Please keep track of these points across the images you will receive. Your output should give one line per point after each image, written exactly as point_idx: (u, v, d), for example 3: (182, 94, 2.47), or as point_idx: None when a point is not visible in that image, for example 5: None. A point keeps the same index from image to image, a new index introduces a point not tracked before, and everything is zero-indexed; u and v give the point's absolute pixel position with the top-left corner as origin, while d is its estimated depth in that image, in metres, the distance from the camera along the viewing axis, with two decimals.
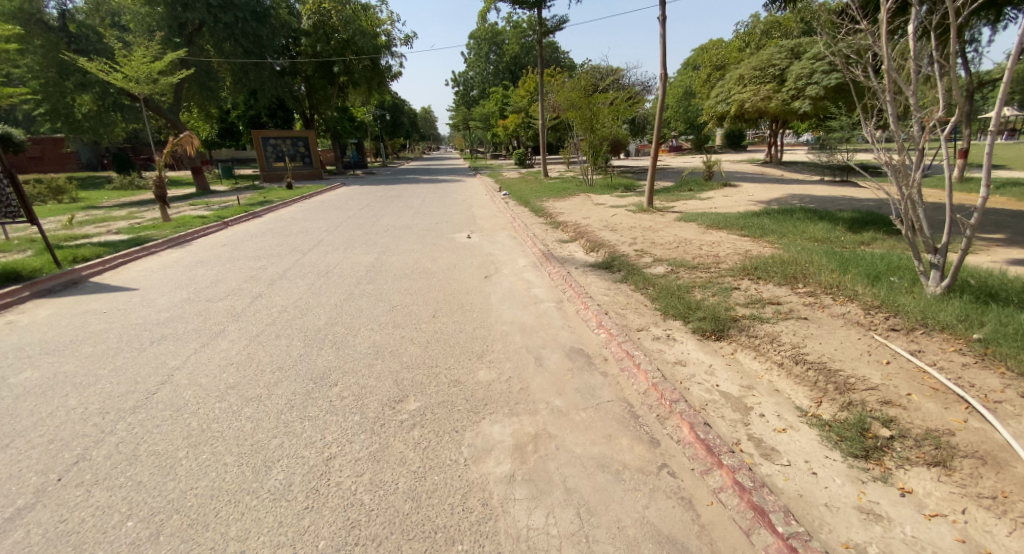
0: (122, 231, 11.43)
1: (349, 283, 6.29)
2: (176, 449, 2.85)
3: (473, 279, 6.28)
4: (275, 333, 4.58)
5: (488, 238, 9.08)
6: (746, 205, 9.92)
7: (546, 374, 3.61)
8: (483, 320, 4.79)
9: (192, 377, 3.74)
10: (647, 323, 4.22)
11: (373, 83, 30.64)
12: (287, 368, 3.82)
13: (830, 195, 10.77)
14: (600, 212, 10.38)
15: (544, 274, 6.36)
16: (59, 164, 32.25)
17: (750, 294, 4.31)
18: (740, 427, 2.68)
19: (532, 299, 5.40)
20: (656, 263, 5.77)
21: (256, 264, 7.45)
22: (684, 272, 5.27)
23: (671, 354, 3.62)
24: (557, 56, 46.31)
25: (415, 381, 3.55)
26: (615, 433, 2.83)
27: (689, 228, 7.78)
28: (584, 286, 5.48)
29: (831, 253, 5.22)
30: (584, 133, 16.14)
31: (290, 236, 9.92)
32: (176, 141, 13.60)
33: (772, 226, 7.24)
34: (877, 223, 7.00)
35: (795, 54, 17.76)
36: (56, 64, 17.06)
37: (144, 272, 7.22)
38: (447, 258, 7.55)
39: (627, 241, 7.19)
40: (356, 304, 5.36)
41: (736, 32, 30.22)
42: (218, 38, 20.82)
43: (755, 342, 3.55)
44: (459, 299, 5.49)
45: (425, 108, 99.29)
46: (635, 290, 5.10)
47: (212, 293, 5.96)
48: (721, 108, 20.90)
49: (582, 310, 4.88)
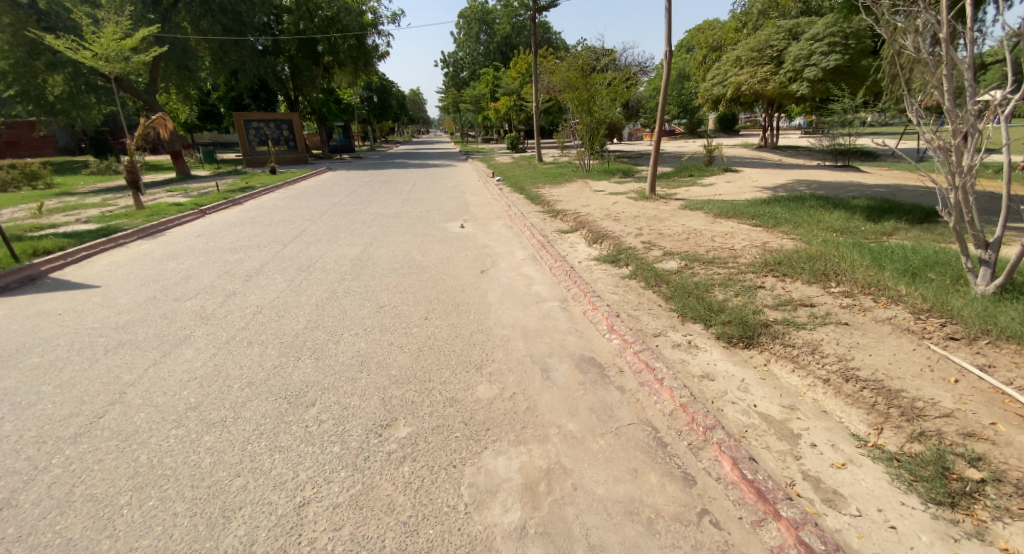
0: (93, 220, 10.70)
1: (333, 278, 5.79)
2: (117, 493, 2.35)
3: (468, 275, 5.81)
4: (247, 340, 4.07)
5: (482, 227, 8.58)
6: (751, 192, 9.50)
7: (555, 390, 3.17)
8: (482, 322, 4.33)
9: (147, 396, 3.19)
10: (664, 327, 3.81)
11: (360, 64, 29.52)
12: (259, 384, 3.33)
13: (836, 182, 10.40)
14: (599, 200, 9.91)
15: (544, 268, 5.93)
16: (35, 149, 31.06)
17: (778, 294, 3.88)
18: (792, 463, 2.27)
19: (533, 298, 4.95)
20: (666, 257, 5.33)
21: (232, 257, 6.90)
22: (699, 267, 4.82)
23: (696, 366, 3.19)
24: (549, 37, 45.21)
25: (405, 401, 3.08)
26: (641, 468, 2.40)
27: (696, 217, 7.34)
28: (590, 283, 5.04)
29: (858, 247, 4.80)
30: (582, 116, 15.52)
31: (271, 225, 9.34)
32: (148, 122, 12.54)
33: (785, 214, 6.84)
34: (897, 211, 6.62)
35: (792, 36, 18.66)
36: (23, 42, 16.03)
37: (109, 265, 6.63)
38: (439, 249, 7.08)
39: (633, 231, 6.74)
40: (340, 304, 4.88)
41: (732, 12, 29.50)
42: (195, 14, 19.87)
43: (792, 352, 3.15)
44: (454, 297, 5.02)
45: (415, 92, 97.93)
46: (646, 287, 4.67)
47: (181, 292, 5.41)
48: (717, 92, 20.34)
49: (590, 310, 4.45)
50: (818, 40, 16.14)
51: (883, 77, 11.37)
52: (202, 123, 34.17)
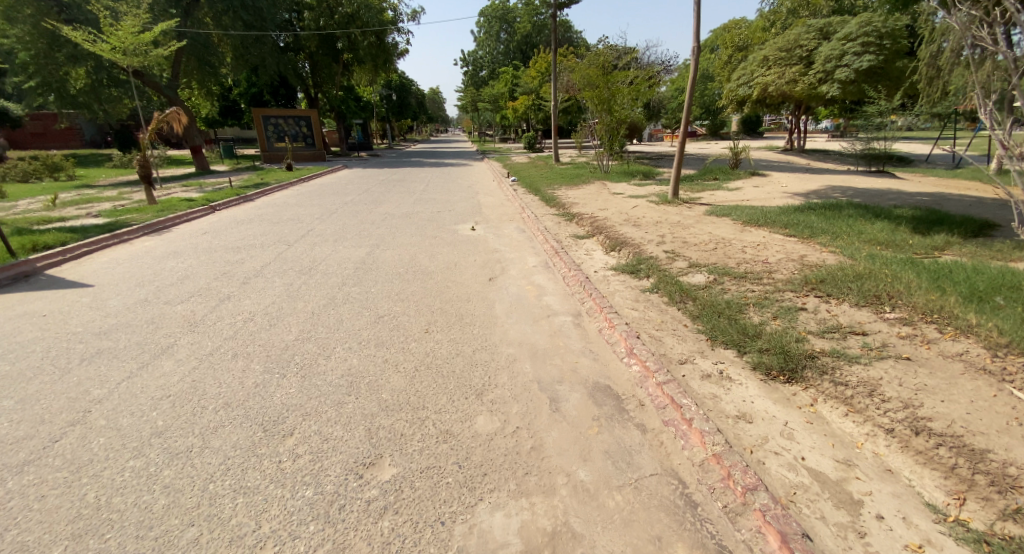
0: (103, 214, 10.64)
1: (333, 283, 5.49)
2: (51, 543, 2.02)
3: (476, 282, 5.45)
4: (232, 353, 3.76)
5: (494, 230, 8.23)
6: (781, 197, 8.94)
7: (564, 426, 2.76)
8: (486, 338, 3.94)
9: (112, 417, 2.88)
10: (691, 353, 3.38)
11: (379, 62, 29.20)
12: (235, 406, 3.00)
13: (873, 189, 9.76)
14: (618, 203, 9.45)
15: (557, 277, 5.53)
16: (62, 141, 31.90)
17: (823, 319, 3.40)
18: (855, 542, 1.86)
19: (544, 311, 4.55)
20: (692, 269, 4.88)
21: (233, 257, 6.65)
22: (730, 283, 4.36)
23: (729, 404, 2.76)
24: (570, 36, 44.77)
25: (393, 433, 2.71)
26: (666, 536, 1.99)
27: (723, 224, 6.85)
28: (607, 296, 4.63)
29: (910, 264, 4.28)
30: (601, 115, 15.16)
31: (278, 223, 9.11)
32: (162, 117, 12.47)
33: (821, 223, 6.32)
34: (947, 222, 6.04)
35: (822, 35, 18.13)
36: (45, 34, 16.17)
37: (108, 263, 6.43)
38: (447, 253, 6.74)
39: (655, 238, 6.28)
40: (337, 312, 4.55)
41: (760, 11, 28.62)
42: (217, 9, 19.99)
43: (843, 392, 2.70)
44: (458, 308, 4.65)
45: (435, 91, 98.35)
46: (670, 303, 4.24)
47: (174, 294, 5.15)
48: (742, 92, 19.67)
49: (606, 328, 4.03)
50: (851, 40, 16.41)
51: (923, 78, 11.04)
52: (223, 118, 34.60)
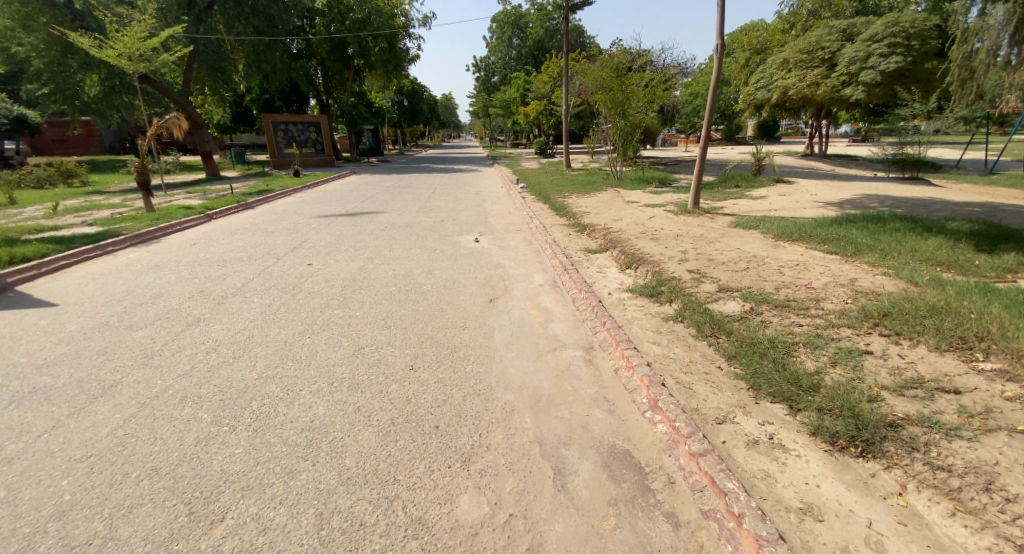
0: (98, 222, 10.25)
1: (316, 304, 4.93)
2: None
3: (474, 305, 4.87)
4: (179, 396, 3.20)
5: (499, 242, 7.65)
6: (813, 207, 8.22)
7: (571, 515, 2.13)
8: (480, 380, 3.32)
9: (12, 488, 2.38)
10: (730, 409, 2.74)
11: (390, 67, 28.98)
12: (163, 475, 2.45)
13: (914, 198, 9.00)
14: (633, 212, 8.82)
15: (565, 299, 4.94)
16: (82, 147, 32.31)
17: (897, 369, 2.73)
18: None
19: (550, 342, 3.93)
20: (722, 294, 4.22)
21: (215, 272, 6.14)
22: (769, 312, 3.71)
23: (789, 490, 2.10)
24: (582, 42, 44.39)
25: (350, 523, 2.10)
26: None
27: (753, 238, 6.16)
28: (624, 325, 4.00)
29: (992, 292, 3.55)
30: (615, 119, 14.37)
31: (273, 233, 8.63)
32: (162, 122, 12.09)
33: (865, 239, 5.63)
34: (1014, 238, 5.30)
35: (845, 36, 17.34)
36: (58, 41, 16.07)
37: (82, 278, 5.97)
38: (445, 268, 6.17)
39: (676, 254, 5.64)
40: (312, 342, 3.99)
41: (777, 13, 27.86)
42: (229, 16, 19.87)
43: (948, 480, 2.00)
44: (451, 337, 4.05)
45: (446, 96, 98.64)
46: (699, 337, 3.61)
47: (138, 317, 4.60)
48: (760, 96, 18.87)
49: (623, 369, 3.39)
50: (877, 41, 15.65)
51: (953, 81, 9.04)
52: (235, 124, 34.73)
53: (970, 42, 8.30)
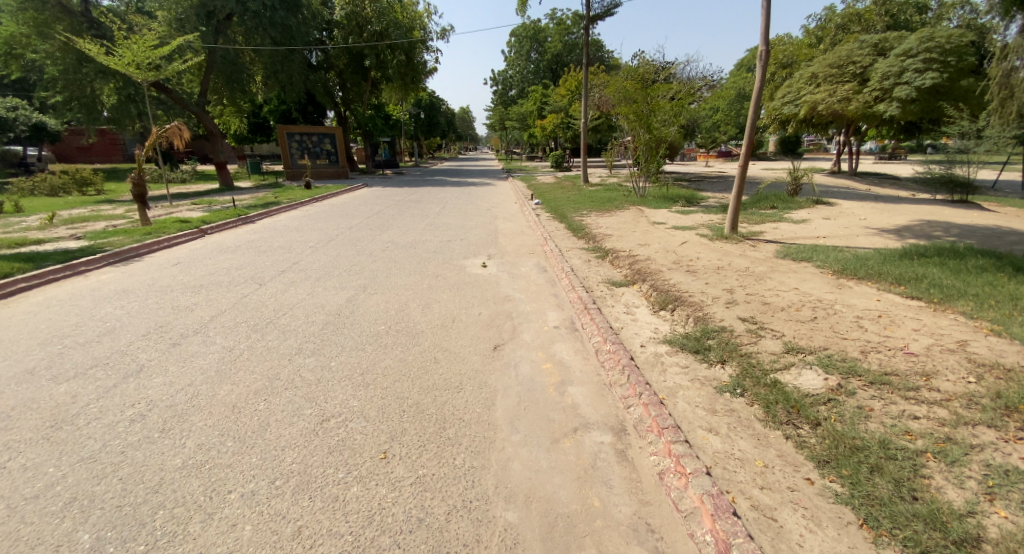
0: (86, 235, 9.59)
1: (287, 349, 4.10)
2: None
3: (477, 354, 4.00)
4: (66, 498, 2.32)
5: (509, 268, 6.82)
6: (867, 235, 7.29)
7: None
8: (475, 482, 2.44)
9: None
10: None
11: (408, 80, 28.52)
12: None
13: (980, 225, 8.01)
14: (661, 236, 7.95)
15: (585, 349, 4.06)
16: (105, 155, 32.79)
17: None
18: None
19: (568, 419, 3.02)
20: (789, 358, 3.29)
21: (185, 301, 5.38)
22: (869, 395, 2.80)
23: None
24: (602, 56, 43.83)
25: None
26: None
27: (809, 274, 5.23)
28: (667, 397, 3.08)
29: None
30: (639, 133, 13.40)
31: (263, 253, 7.90)
32: (162, 131, 11.54)
33: (951, 279, 4.69)
34: None
35: (879, 50, 16.21)
36: (74, 50, 15.75)
37: (34, 306, 5.23)
38: (447, 301, 5.35)
39: (721, 293, 4.72)
40: (269, 409, 3.13)
41: (805, 27, 26.85)
42: (248, 26, 19.64)
43: None
44: (442, 405, 3.18)
45: (463, 109, 99.46)
46: (773, 425, 2.68)
47: (72, 361, 3.80)
48: (787, 111, 17.86)
49: (670, 472, 2.46)
50: (911, 55, 14.53)
51: (991, 99, 7.46)
52: (252, 135, 34.75)
53: (1009, 59, 6.90)
